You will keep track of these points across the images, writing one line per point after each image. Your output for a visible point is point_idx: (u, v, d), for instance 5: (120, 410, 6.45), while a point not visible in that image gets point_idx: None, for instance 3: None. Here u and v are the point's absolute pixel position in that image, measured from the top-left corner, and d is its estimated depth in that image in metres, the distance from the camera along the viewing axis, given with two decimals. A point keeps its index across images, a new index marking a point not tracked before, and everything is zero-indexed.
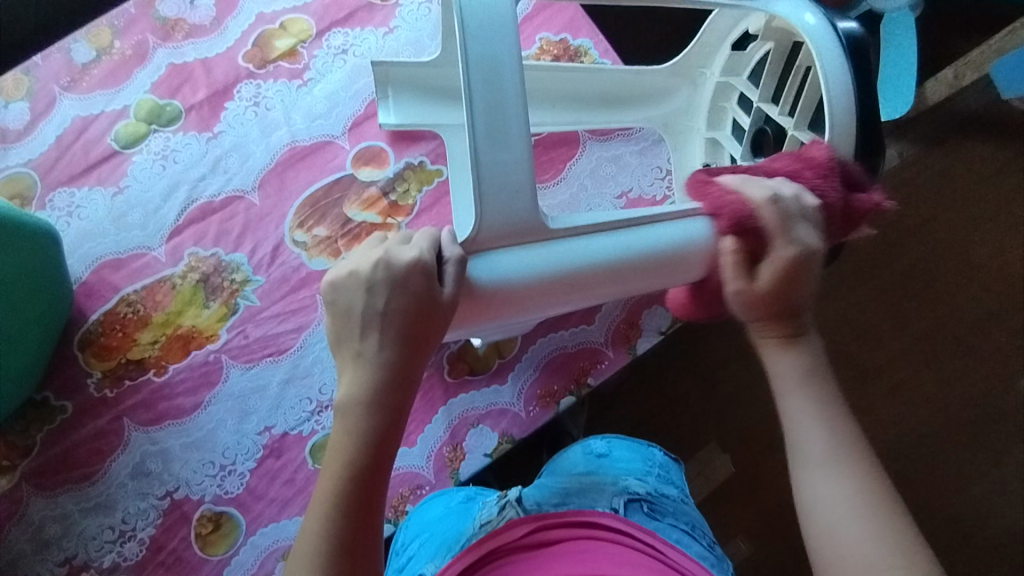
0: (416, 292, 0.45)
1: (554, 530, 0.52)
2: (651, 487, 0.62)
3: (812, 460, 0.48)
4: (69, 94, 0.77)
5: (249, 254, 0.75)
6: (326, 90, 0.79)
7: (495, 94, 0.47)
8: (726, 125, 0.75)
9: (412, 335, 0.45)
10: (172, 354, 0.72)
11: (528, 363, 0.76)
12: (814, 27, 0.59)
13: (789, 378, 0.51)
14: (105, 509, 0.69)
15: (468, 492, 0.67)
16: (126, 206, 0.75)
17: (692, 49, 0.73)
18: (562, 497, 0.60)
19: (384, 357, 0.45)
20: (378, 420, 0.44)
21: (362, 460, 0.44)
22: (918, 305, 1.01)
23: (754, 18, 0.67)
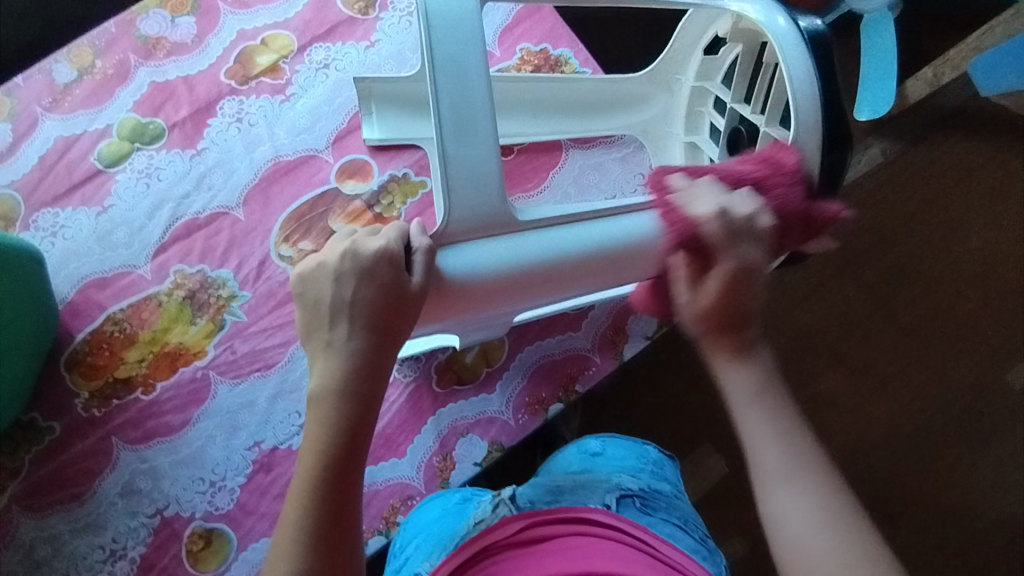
0: (384, 280, 0.45)
1: (546, 527, 0.52)
2: (644, 483, 0.64)
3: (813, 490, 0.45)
4: (51, 114, 0.77)
5: (235, 270, 0.75)
6: (308, 105, 0.79)
7: (464, 100, 0.51)
8: (703, 129, 0.76)
9: (380, 321, 0.45)
10: (160, 371, 0.73)
11: (517, 371, 0.76)
12: (783, 28, 0.61)
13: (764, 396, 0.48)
14: (95, 529, 0.69)
15: (464, 493, 0.68)
16: (110, 224, 0.75)
17: (666, 57, 0.75)
18: (555, 495, 0.60)
19: (353, 347, 0.44)
20: (350, 411, 0.44)
21: (336, 451, 0.43)
22: (904, 302, 1.02)
23: (722, 22, 0.69)
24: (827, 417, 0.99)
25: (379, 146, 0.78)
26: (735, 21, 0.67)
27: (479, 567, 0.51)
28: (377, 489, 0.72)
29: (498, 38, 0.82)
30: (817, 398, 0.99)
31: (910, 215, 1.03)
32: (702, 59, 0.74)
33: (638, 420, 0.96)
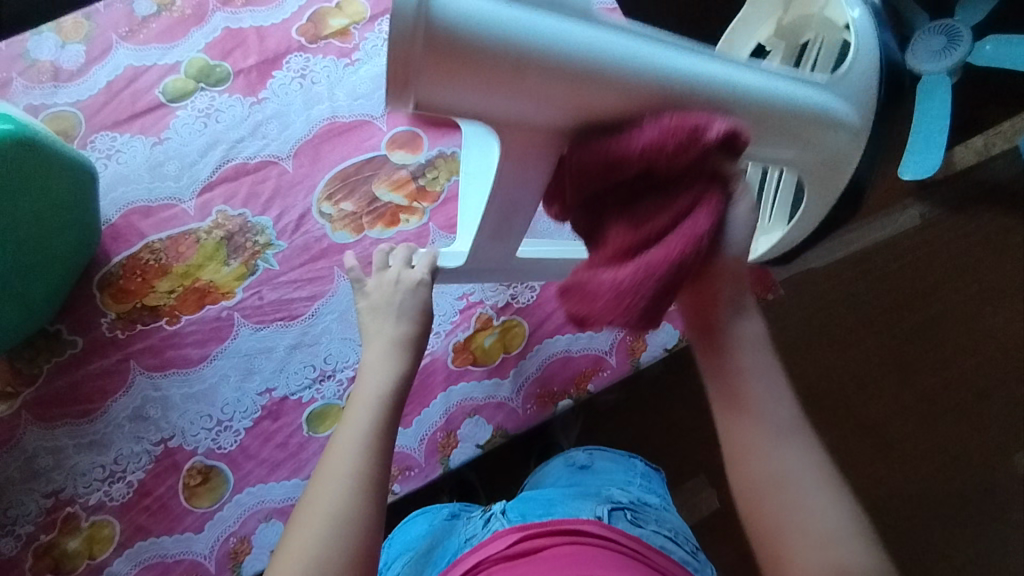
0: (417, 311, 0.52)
1: (538, 539, 0.51)
2: (635, 496, 0.63)
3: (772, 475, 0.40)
4: (125, 43, 0.80)
5: (275, 219, 0.76)
6: (371, 72, 0.81)
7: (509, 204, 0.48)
8: None
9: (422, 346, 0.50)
10: (187, 305, 0.74)
11: (532, 362, 0.76)
12: (855, 15, 0.64)
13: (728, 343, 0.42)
14: (99, 448, 0.70)
15: (451, 509, 0.67)
16: (163, 156, 0.77)
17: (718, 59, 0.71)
18: (546, 506, 0.60)
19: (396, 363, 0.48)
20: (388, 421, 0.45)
21: (374, 446, 0.43)
22: (922, 364, 1.01)
23: (763, 28, 0.71)
24: None
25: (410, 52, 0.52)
26: (779, 20, 0.70)
27: None
28: None
29: None
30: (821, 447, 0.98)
31: (940, 279, 1.03)
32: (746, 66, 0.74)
33: (641, 437, 0.96)
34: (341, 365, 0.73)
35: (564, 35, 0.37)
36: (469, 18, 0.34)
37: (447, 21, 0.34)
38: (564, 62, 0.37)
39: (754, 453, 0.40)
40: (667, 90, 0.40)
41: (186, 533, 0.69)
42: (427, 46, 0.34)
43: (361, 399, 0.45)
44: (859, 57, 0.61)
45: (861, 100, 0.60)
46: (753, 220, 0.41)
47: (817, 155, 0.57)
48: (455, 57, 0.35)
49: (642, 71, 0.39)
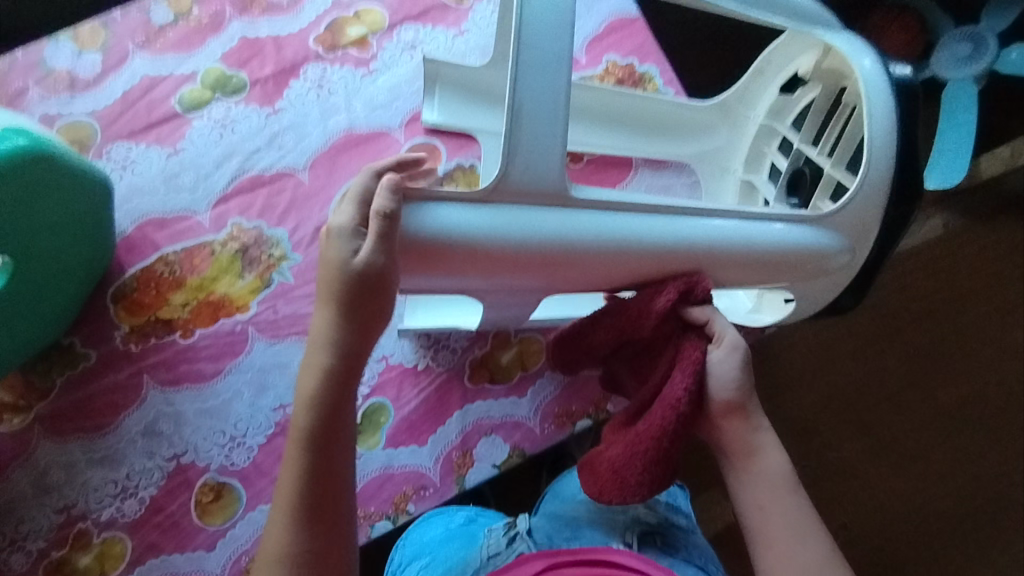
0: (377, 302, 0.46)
1: (570, 569, 0.49)
2: (662, 517, 0.60)
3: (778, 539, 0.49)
4: (142, 52, 0.79)
5: (291, 231, 0.75)
6: (389, 82, 0.80)
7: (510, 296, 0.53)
8: (763, 170, 0.73)
9: (359, 356, 0.47)
10: (201, 319, 0.73)
11: (551, 380, 0.74)
12: (869, 69, 0.58)
13: (734, 450, 0.52)
14: (111, 463, 0.69)
15: (468, 513, 0.67)
16: (178, 167, 0.76)
17: (739, 89, 0.72)
18: (573, 530, 0.58)
19: (324, 384, 0.46)
20: (323, 460, 0.46)
21: (314, 435, 0.46)
22: (948, 380, 0.99)
23: (805, 58, 0.66)
24: (849, 484, 0.95)
25: (434, 128, 0.78)
26: (819, 60, 0.65)
27: None
28: (393, 473, 0.70)
29: (586, 46, 0.81)
30: (842, 462, 0.96)
31: (965, 294, 1.01)
32: (776, 97, 0.70)
33: None
34: None
35: (538, 232, 0.47)
36: (442, 234, 0.45)
37: (426, 236, 0.45)
38: (542, 252, 0.48)
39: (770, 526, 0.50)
40: (635, 261, 0.51)
41: (198, 551, 0.68)
42: (408, 256, 0.45)
43: (291, 433, 0.47)
44: (866, 161, 0.55)
45: (860, 224, 0.57)
46: (732, 362, 0.51)
47: (807, 275, 0.57)
48: (440, 262, 0.46)
49: (613, 247, 0.49)
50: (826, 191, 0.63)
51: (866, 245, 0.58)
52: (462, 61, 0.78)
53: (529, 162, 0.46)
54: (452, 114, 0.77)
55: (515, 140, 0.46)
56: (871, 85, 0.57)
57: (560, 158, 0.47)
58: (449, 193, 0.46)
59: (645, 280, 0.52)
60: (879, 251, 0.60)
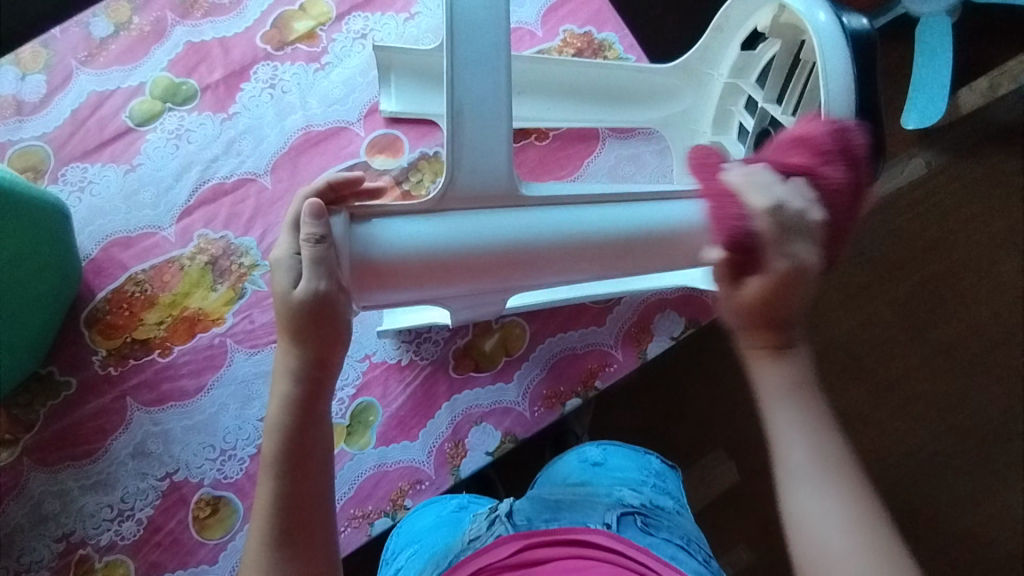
0: (323, 326, 0.44)
1: (544, 548, 0.49)
2: (646, 499, 0.61)
3: (801, 476, 0.45)
4: (85, 68, 0.77)
5: (259, 238, 0.74)
6: (343, 75, 0.78)
7: (480, 297, 0.52)
8: (732, 130, 0.71)
9: (319, 379, 0.45)
10: (178, 335, 0.72)
11: (536, 363, 0.74)
12: (824, 25, 0.55)
13: (770, 392, 0.48)
14: (104, 487, 0.69)
15: (460, 501, 0.68)
16: (137, 183, 0.75)
17: (700, 48, 0.69)
18: (553, 511, 0.57)
19: (288, 411, 0.44)
20: (296, 486, 0.43)
21: (284, 460, 0.43)
22: (937, 321, 0.99)
23: (763, 14, 0.63)
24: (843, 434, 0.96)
25: (394, 118, 0.76)
26: (776, 14, 0.61)
27: None
28: (386, 470, 0.70)
29: (541, 17, 0.79)
30: (837, 412, 0.96)
31: (950, 233, 1.00)
32: (739, 54, 0.67)
33: (653, 420, 0.93)
34: (341, 383, 0.72)
35: (490, 236, 0.46)
36: (391, 252, 0.44)
37: (368, 250, 0.44)
38: (499, 255, 0.46)
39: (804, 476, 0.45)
40: (599, 250, 0.49)
41: (201, 565, 0.68)
42: (356, 272, 0.44)
43: (262, 463, 0.44)
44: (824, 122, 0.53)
45: None
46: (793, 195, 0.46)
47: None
48: (390, 279, 0.45)
49: (571, 241, 0.48)
50: None
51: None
52: (414, 45, 0.75)
53: (474, 163, 0.45)
54: (410, 101, 0.75)
55: (458, 142, 0.44)
56: (826, 40, 0.55)
57: (508, 158, 0.45)
58: (390, 208, 0.45)
59: (615, 267, 0.51)
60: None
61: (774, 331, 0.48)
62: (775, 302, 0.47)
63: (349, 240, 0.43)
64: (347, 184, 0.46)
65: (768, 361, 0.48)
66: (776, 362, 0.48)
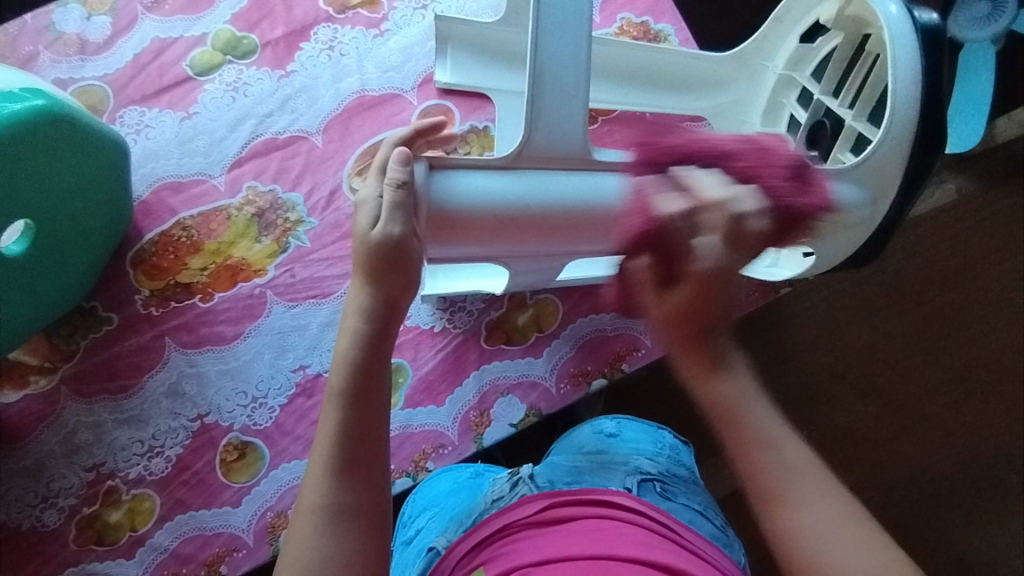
0: (391, 265, 0.46)
1: (567, 507, 0.50)
2: (664, 467, 0.62)
3: (776, 491, 0.43)
4: (151, 15, 0.78)
5: (306, 195, 0.75)
6: (400, 43, 0.79)
7: (536, 259, 0.55)
8: (782, 121, 0.71)
9: (388, 320, 0.47)
10: (219, 283, 0.74)
11: (565, 340, 0.75)
12: (895, 18, 0.56)
13: (723, 410, 0.46)
14: (137, 423, 0.71)
15: (476, 469, 0.68)
16: (192, 131, 0.76)
17: (758, 38, 0.70)
18: (574, 475, 0.59)
19: (359, 347, 0.46)
20: (359, 418, 0.45)
21: (349, 392, 0.45)
22: (956, 343, 0.99)
23: (826, 7, 0.64)
24: (854, 447, 0.97)
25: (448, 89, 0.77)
26: (841, 7, 0.62)
27: (496, 545, 0.49)
28: (411, 432, 0.72)
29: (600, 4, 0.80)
30: (849, 425, 0.97)
31: (978, 256, 1.01)
32: (796, 46, 0.69)
33: (669, 414, 0.94)
34: None
35: (556, 198, 0.49)
36: (467, 204, 0.47)
37: (444, 202, 0.46)
38: (560, 216, 0.49)
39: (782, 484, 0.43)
40: None
41: (224, 507, 0.69)
42: (431, 221, 0.47)
43: (328, 394, 0.46)
44: (890, 115, 0.55)
45: (884, 173, 0.56)
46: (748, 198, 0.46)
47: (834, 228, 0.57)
48: (459, 230, 0.47)
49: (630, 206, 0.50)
50: (847, 142, 0.63)
51: (890, 194, 0.58)
52: (473, 18, 0.76)
53: (552, 126, 0.47)
54: (464, 74, 0.76)
55: (538, 104, 0.47)
56: (896, 34, 0.56)
57: (584, 123, 0.48)
58: (471, 162, 0.47)
59: None
60: (898, 208, 0.59)
61: (679, 339, 0.47)
62: (703, 314, 0.46)
63: (427, 188, 0.47)
64: (430, 130, 0.54)
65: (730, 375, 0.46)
66: (716, 382, 0.46)
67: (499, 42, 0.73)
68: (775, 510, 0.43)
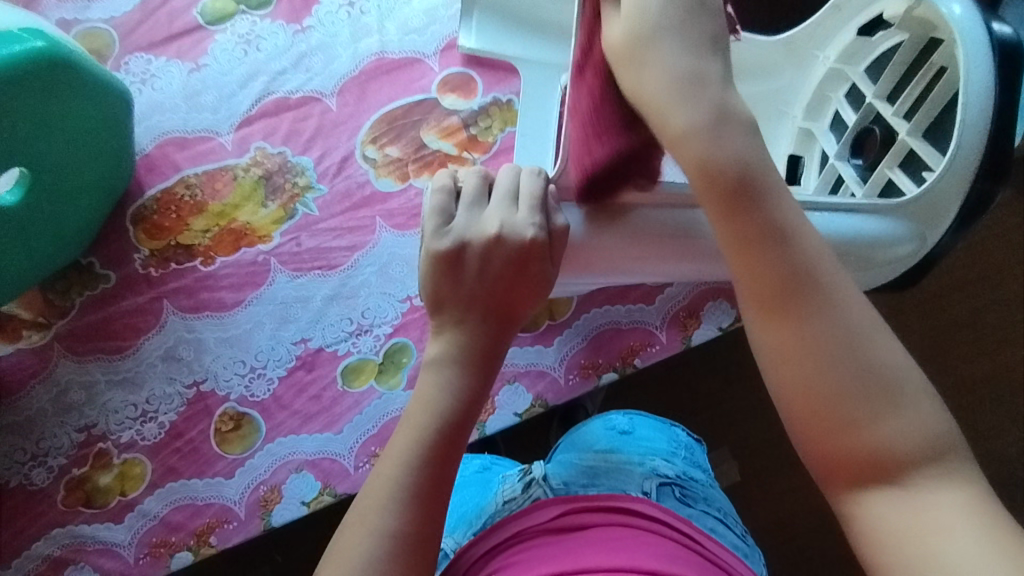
0: (520, 296, 0.46)
1: (586, 514, 0.47)
2: (680, 469, 0.59)
3: (794, 275, 0.39)
4: None
5: (316, 160, 0.72)
6: (425, 5, 0.75)
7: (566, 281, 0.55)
8: (826, 117, 0.67)
9: (494, 353, 0.46)
10: (222, 247, 0.71)
11: (577, 331, 0.72)
12: (964, 21, 0.52)
13: (728, 175, 0.40)
14: (131, 386, 0.69)
15: (484, 461, 0.66)
16: (200, 84, 0.73)
17: (812, 24, 0.65)
18: (590, 478, 0.56)
19: (464, 383, 0.45)
20: (445, 452, 0.43)
21: (446, 422, 0.44)
22: None
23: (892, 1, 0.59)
24: None
25: (472, 57, 0.73)
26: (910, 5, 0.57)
27: (508, 553, 0.46)
28: None
29: None
30: None
31: None
32: (853, 38, 0.63)
33: (674, 409, 0.91)
34: (380, 320, 0.70)
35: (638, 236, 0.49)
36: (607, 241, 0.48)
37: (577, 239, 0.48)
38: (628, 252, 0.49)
39: (786, 271, 0.39)
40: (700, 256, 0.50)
41: (217, 478, 0.67)
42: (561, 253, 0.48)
43: (408, 426, 0.43)
44: (957, 133, 0.51)
45: (932, 208, 0.53)
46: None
47: (870, 264, 0.55)
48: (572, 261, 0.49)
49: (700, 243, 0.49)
50: (896, 158, 0.58)
51: (938, 228, 0.54)
52: None
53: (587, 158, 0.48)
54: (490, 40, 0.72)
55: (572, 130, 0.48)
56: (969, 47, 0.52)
57: None
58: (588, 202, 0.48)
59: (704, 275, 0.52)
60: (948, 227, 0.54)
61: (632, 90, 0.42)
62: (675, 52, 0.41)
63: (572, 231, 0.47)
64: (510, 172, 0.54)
65: (743, 132, 0.41)
66: (726, 130, 0.40)
67: (530, 11, 0.68)
68: (785, 289, 0.39)
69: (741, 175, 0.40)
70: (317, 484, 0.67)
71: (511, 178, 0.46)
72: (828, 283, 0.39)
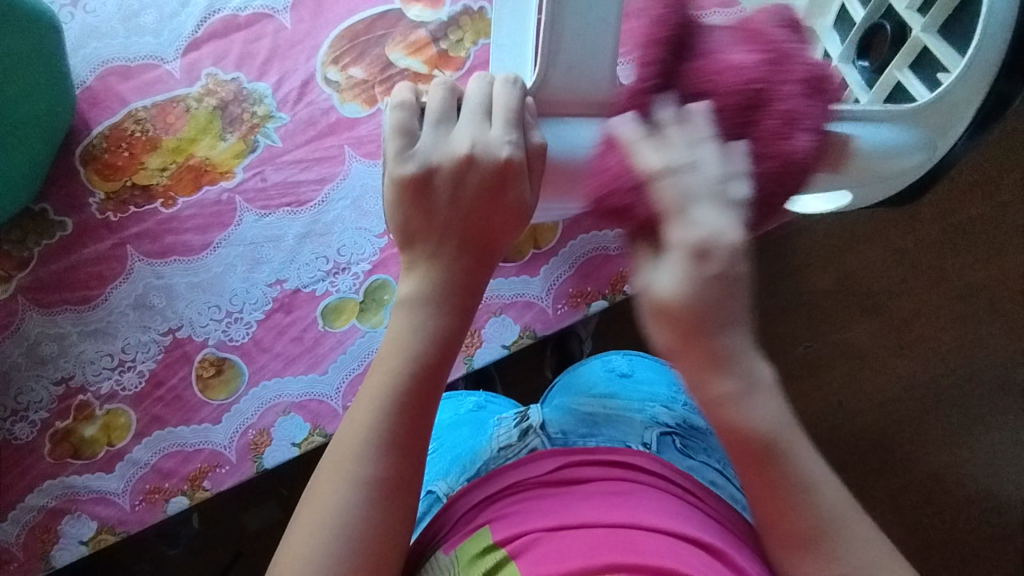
0: (497, 226, 0.41)
1: (583, 468, 0.46)
2: (681, 417, 0.58)
3: (783, 461, 0.37)
4: None
5: (274, 85, 0.66)
6: None
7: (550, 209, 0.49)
8: (832, 12, 0.60)
9: (467, 290, 0.42)
10: (181, 185, 0.66)
11: (564, 260, 0.69)
12: None
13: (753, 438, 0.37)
14: (104, 336, 0.66)
15: (477, 401, 0.65)
16: (138, 5, 0.67)
17: None
18: (589, 427, 0.55)
19: (439, 324, 0.42)
20: (417, 395, 0.41)
21: (421, 363, 0.41)
22: (977, 258, 0.87)
23: None
24: (851, 368, 0.88)
25: None
26: None
27: (502, 502, 0.45)
28: None
29: None
30: (846, 343, 0.88)
31: None
32: None
33: None
34: (357, 258, 0.67)
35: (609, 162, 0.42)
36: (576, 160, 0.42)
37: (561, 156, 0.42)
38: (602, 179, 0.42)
39: (785, 475, 0.37)
40: None
41: (204, 424, 0.66)
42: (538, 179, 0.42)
43: (380, 368, 0.41)
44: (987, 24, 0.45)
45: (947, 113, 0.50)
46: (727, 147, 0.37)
47: (876, 177, 0.50)
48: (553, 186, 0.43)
49: None
50: (908, 57, 0.52)
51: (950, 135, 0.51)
52: None
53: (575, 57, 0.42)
54: None
55: (559, 29, 0.42)
56: None
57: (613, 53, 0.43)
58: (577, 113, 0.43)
59: None
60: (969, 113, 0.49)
61: (673, 338, 0.36)
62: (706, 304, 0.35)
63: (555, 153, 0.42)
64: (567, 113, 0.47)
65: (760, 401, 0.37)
66: (752, 408, 0.37)
67: None
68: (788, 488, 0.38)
69: (769, 444, 0.37)
70: (306, 426, 0.66)
71: (482, 91, 0.41)
72: (814, 477, 0.38)
